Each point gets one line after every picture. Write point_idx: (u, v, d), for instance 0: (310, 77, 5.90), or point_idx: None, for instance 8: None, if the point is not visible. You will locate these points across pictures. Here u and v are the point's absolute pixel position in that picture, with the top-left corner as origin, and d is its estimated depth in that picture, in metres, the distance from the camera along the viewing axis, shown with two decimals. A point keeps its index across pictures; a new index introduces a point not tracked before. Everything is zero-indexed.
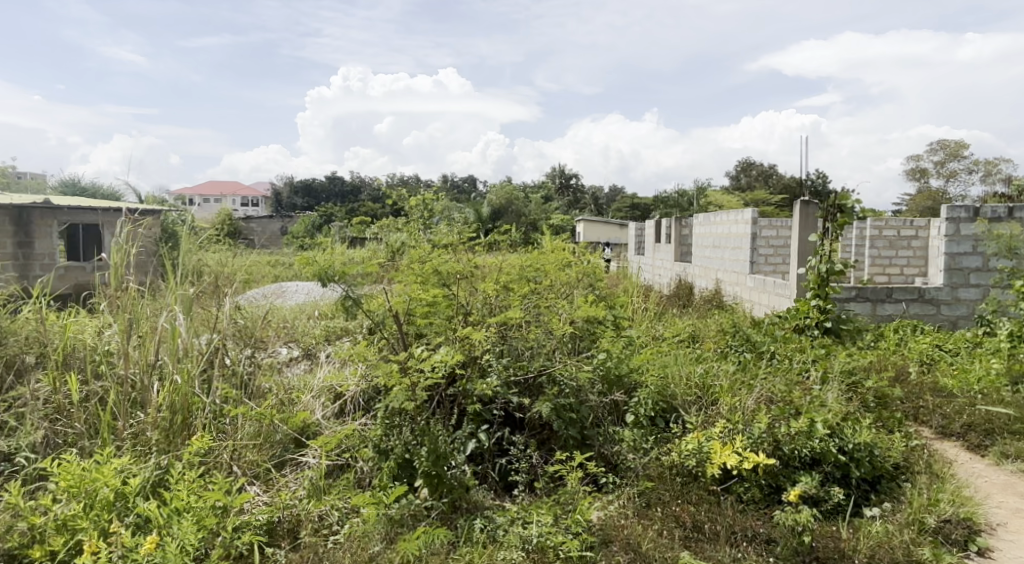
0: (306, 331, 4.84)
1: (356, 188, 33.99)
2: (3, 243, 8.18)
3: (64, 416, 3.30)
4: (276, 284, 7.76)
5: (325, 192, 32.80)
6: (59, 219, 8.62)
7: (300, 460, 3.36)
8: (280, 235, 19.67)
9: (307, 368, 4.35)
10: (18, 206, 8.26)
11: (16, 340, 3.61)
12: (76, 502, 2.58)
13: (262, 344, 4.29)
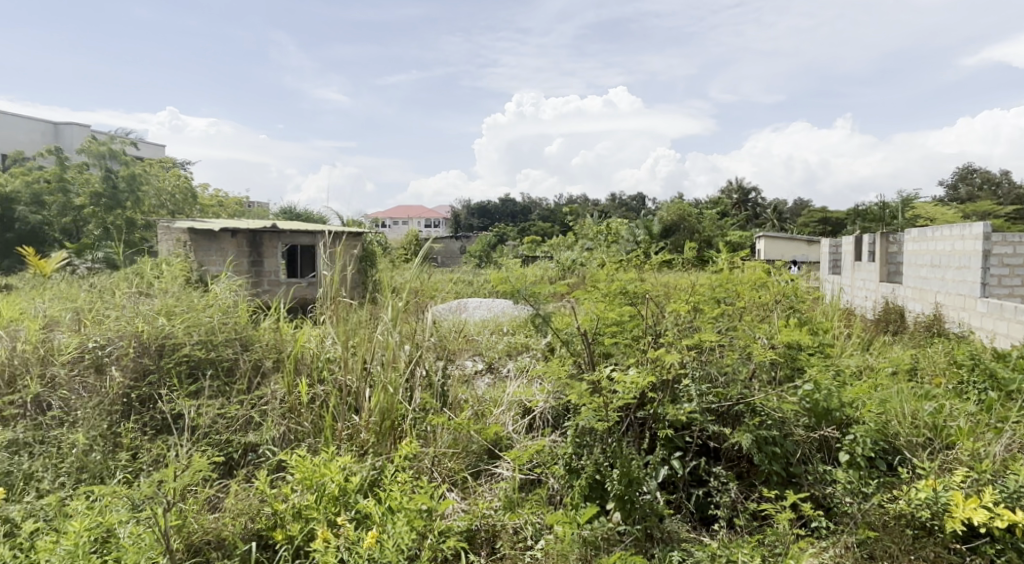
0: (490, 345, 5.05)
1: (526, 208, 35.07)
2: (242, 262, 9.52)
3: (296, 414, 3.74)
4: (460, 300, 8.19)
5: (499, 213, 34.31)
6: (282, 240, 9.93)
7: (494, 471, 3.50)
8: (458, 254, 20.71)
9: (493, 381, 4.54)
10: (252, 231, 9.54)
11: (261, 346, 4.17)
12: (309, 494, 2.90)
13: (453, 357, 4.53)
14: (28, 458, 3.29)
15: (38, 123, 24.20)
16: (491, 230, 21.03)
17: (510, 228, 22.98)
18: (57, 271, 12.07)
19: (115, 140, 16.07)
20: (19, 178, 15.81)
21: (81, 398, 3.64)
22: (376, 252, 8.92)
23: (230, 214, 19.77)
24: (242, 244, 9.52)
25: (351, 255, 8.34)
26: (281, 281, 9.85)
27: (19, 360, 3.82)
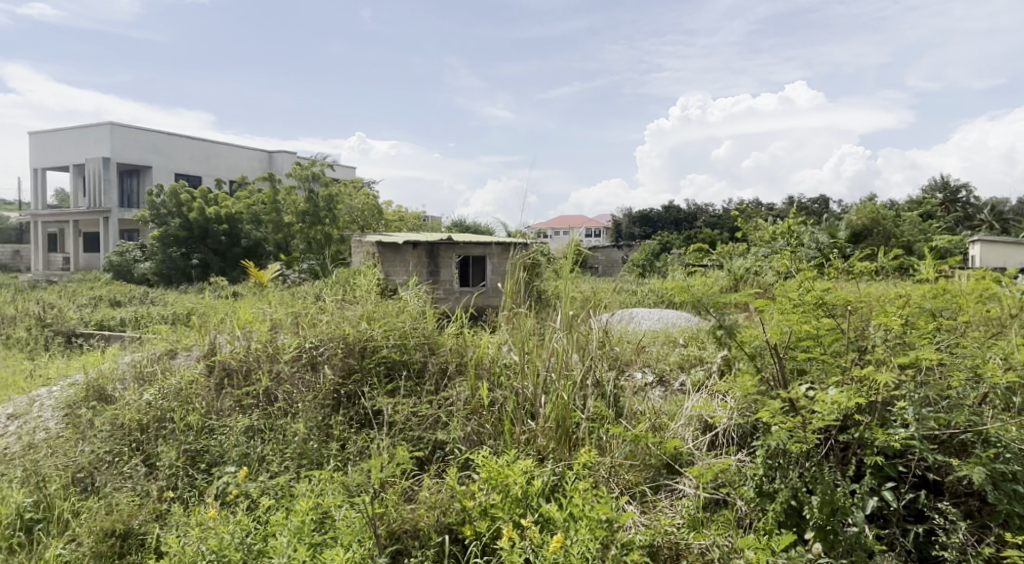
0: (661, 357, 4.92)
1: (694, 215, 33.76)
2: (422, 273, 10.13)
3: (478, 416, 3.90)
4: (627, 310, 8.06)
5: (660, 221, 33.24)
6: (456, 252, 10.41)
7: (675, 487, 3.37)
8: (621, 263, 20.36)
9: (665, 394, 4.42)
10: (431, 243, 10.12)
11: (446, 351, 4.41)
12: (495, 493, 3.01)
13: (623, 368, 4.47)
14: (260, 443, 3.76)
15: (255, 152, 27.64)
16: (655, 239, 20.49)
17: (676, 236, 22.24)
18: (272, 281, 13.71)
19: (316, 163, 17.85)
20: (241, 201, 18.25)
21: (300, 392, 4.10)
22: (543, 261, 9.05)
23: (411, 226, 21.19)
24: (422, 256, 10.16)
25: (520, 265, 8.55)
26: (455, 290, 10.27)
27: (253, 357, 4.39)
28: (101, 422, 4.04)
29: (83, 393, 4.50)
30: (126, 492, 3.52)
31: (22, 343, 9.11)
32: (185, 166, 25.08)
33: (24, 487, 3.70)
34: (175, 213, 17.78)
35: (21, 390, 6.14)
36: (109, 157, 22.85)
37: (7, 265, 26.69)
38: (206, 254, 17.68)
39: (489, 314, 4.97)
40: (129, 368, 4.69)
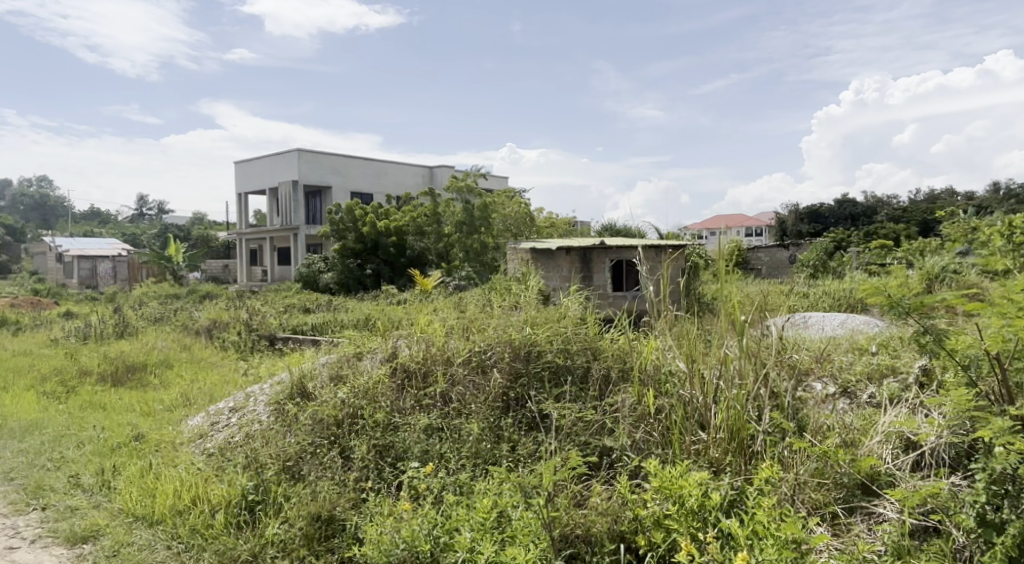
0: (844, 365, 4.50)
1: (874, 209, 30.72)
2: (575, 278, 10.22)
3: (646, 423, 3.80)
4: (800, 314, 7.44)
5: (834, 216, 30.61)
6: (610, 256, 10.31)
7: (873, 510, 3.07)
8: (788, 263, 18.94)
9: (851, 407, 4.04)
10: (584, 248, 10.14)
11: (609, 356, 4.36)
12: (670, 503, 2.91)
13: (802, 377, 4.15)
14: (438, 441, 3.97)
15: (418, 168, 29.18)
16: (826, 235, 18.85)
17: (852, 232, 20.28)
18: (435, 288, 14.44)
19: (471, 175, 18.57)
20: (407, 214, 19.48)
21: (472, 393, 4.26)
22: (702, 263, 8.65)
23: (565, 230, 21.27)
24: (574, 262, 10.29)
25: (676, 267, 8.25)
26: (609, 294, 10.08)
27: (429, 360, 4.64)
28: (304, 416, 4.48)
29: (287, 391, 5.02)
30: (327, 481, 3.88)
31: (235, 346, 10.38)
32: (359, 184, 27.23)
33: (245, 472, 4.21)
34: (351, 227, 19.38)
35: (237, 388, 7.00)
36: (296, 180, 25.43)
37: (219, 278, 30.63)
38: (378, 264, 19.06)
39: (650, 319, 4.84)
40: (324, 369, 5.16)
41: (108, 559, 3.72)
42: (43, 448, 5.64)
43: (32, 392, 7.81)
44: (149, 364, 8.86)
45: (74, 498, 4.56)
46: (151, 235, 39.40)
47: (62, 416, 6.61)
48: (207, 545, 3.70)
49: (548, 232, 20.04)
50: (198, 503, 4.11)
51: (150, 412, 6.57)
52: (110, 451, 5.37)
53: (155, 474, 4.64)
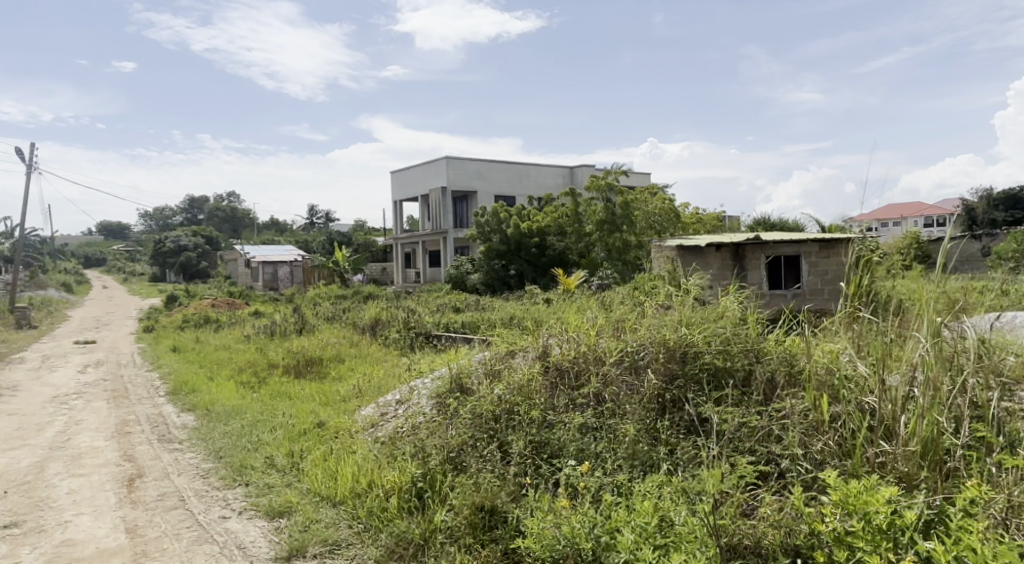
0: None
1: None
2: (728, 276, 9.79)
3: (819, 431, 3.55)
4: (998, 313, 6.58)
5: None
6: (766, 252, 9.73)
7: None
8: (982, 256, 16.83)
9: None
10: (738, 244, 9.68)
11: (773, 359, 4.11)
12: (854, 520, 2.66)
13: (1009, 386, 3.65)
14: (594, 440, 3.97)
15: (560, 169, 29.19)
16: None
17: None
18: (579, 288, 14.49)
19: (612, 174, 18.31)
20: (550, 214, 19.64)
21: (626, 394, 4.21)
22: (875, 258, 7.91)
23: (715, 225, 20.34)
24: (726, 258, 9.82)
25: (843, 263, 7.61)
26: (765, 292, 9.46)
27: (582, 359, 4.64)
28: (463, 411, 4.66)
29: (448, 386, 5.26)
30: (488, 473, 4.02)
31: (395, 343, 11.07)
32: (504, 187, 27.93)
33: (414, 460, 4.48)
34: (497, 230, 19.85)
35: (402, 381, 7.46)
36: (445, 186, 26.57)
37: (380, 280, 32.83)
38: (522, 265, 19.38)
39: (820, 318, 4.50)
40: (481, 365, 5.35)
41: (300, 533, 4.13)
42: (243, 431, 6.36)
43: (231, 381, 8.83)
44: (325, 358, 9.68)
45: (270, 476, 5.10)
46: (322, 241, 43.02)
47: (257, 403, 7.41)
48: (383, 527, 4.00)
49: (697, 227, 19.31)
50: (373, 487, 4.43)
51: (327, 402, 7.17)
52: (298, 436, 5.94)
53: (336, 458, 5.06)
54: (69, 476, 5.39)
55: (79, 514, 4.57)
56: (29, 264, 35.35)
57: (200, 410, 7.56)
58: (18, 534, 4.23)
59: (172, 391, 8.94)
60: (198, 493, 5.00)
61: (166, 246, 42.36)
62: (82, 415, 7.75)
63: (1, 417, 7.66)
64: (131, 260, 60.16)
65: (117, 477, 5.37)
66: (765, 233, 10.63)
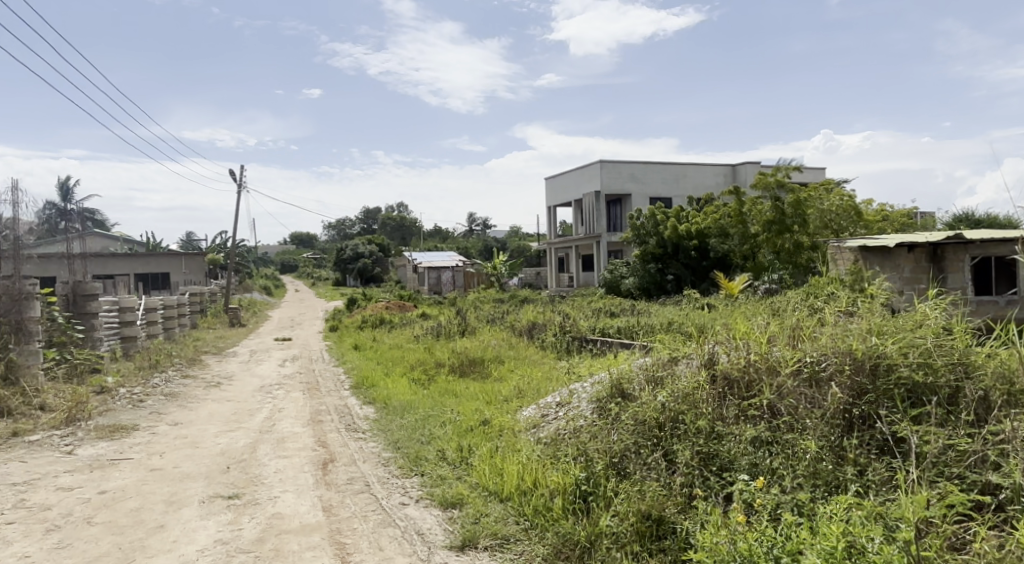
0: None
1: None
2: (922, 279, 8.89)
3: None
4: None
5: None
6: (970, 252, 8.65)
7: None
8: None
9: None
10: (934, 244, 8.74)
11: (985, 376, 3.67)
12: None
13: None
14: (768, 455, 3.77)
15: (721, 168, 27.84)
16: None
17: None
18: (743, 293, 13.84)
19: (780, 169, 17.20)
20: (710, 216, 18.70)
21: (806, 407, 3.93)
22: None
23: (904, 224, 18.38)
24: (920, 260, 8.90)
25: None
26: (970, 297, 8.44)
27: (754, 368, 4.40)
28: (626, 416, 4.62)
29: (608, 390, 5.24)
30: (654, 482, 3.97)
31: (552, 346, 11.27)
32: (661, 189, 27.27)
33: (577, 463, 4.53)
34: (653, 232, 19.43)
35: (561, 384, 7.56)
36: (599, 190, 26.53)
37: (536, 284, 33.53)
38: (679, 269, 18.85)
39: None
40: (642, 371, 5.28)
41: (472, 524, 4.33)
42: (417, 425, 6.80)
43: (404, 378, 9.49)
44: (486, 359, 10.07)
45: (442, 469, 5.41)
46: (480, 248, 44.78)
47: (427, 399, 7.89)
48: (550, 526, 4.09)
49: (881, 226, 17.57)
50: (537, 485, 4.55)
51: (492, 401, 7.46)
52: (466, 432, 6.24)
53: (502, 455, 5.24)
54: (276, 456, 6.10)
55: (284, 491, 5.15)
56: (238, 270, 40.29)
57: (378, 403, 8.19)
58: (239, 504, 4.86)
59: (355, 384, 9.80)
60: (381, 480, 5.42)
61: (346, 253, 46.32)
62: (283, 403, 8.73)
63: (222, 402, 8.84)
64: (317, 266, 66.47)
65: (314, 460, 5.98)
66: (964, 231, 9.46)
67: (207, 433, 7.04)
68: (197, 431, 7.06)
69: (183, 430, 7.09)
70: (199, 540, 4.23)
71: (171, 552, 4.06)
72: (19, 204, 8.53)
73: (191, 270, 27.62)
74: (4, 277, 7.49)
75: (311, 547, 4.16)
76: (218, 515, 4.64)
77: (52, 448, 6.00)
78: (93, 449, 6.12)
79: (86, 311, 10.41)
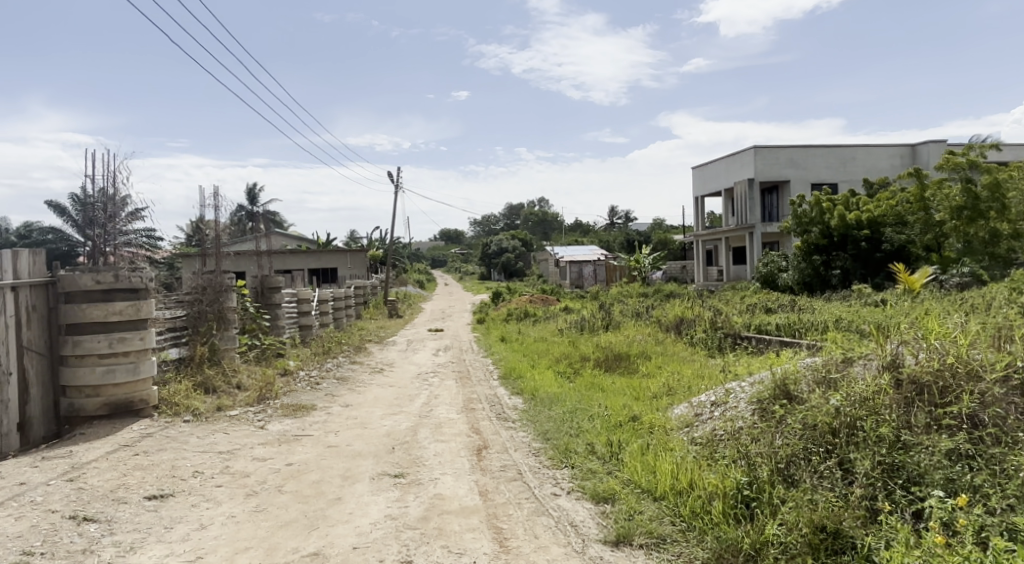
0: None
1: None
2: None
3: None
4: None
5: None
6: None
7: None
8: None
9: None
10: None
11: None
12: None
13: None
14: (968, 471, 3.45)
15: (898, 148, 25.26)
16: None
17: None
18: (925, 287, 12.47)
19: (973, 148, 15.40)
20: (884, 203, 17.31)
21: (1016, 420, 3.65)
22: None
23: None
24: None
25: None
26: None
27: (950, 373, 3.98)
28: (793, 419, 4.32)
29: (771, 391, 4.92)
30: (827, 492, 3.69)
31: (703, 343, 10.88)
32: (825, 174, 25.24)
33: (738, 467, 4.32)
34: (817, 221, 18.01)
35: (714, 383, 7.23)
36: (754, 177, 25.16)
37: (681, 278, 32.47)
38: (846, 260, 17.25)
39: None
40: (811, 372, 4.93)
41: (625, 521, 4.28)
42: (565, 417, 6.83)
43: (550, 370, 9.60)
44: (633, 354, 9.90)
45: (592, 462, 5.40)
46: (622, 242, 44.17)
47: (574, 392, 7.89)
48: (709, 530, 3.94)
49: None
50: (694, 486, 4.41)
51: (641, 397, 7.33)
52: (616, 427, 6.19)
53: (655, 453, 5.14)
54: (434, 440, 6.41)
55: (444, 473, 5.41)
56: (393, 265, 42.72)
57: (526, 395, 8.33)
58: (405, 483, 5.17)
59: (503, 374, 10.07)
60: (533, 469, 5.52)
61: (491, 248, 47.65)
62: (438, 390, 9.15)
63: (384, 387, 9.45)
64: (465, 260, 68.99)
65: (469, 446, 6.22)
66: None
67: (373, 415, 7.57)
68: (364, 413, 7.61)
69: (353, 412, 7.67)
70: (371, 514, 4.56)
71: (349, 523, 4.40)
72: (220, 207, 9.67)
73: (355, 266, 29.42)
74: (208, 271, 8.54)
75: (471, 529, 4.33)
76: (387, 492, 4.97)
77: (248, 422, 6.74)
78: (280, 425, 6.79)
79: (271, 302, 11.57)
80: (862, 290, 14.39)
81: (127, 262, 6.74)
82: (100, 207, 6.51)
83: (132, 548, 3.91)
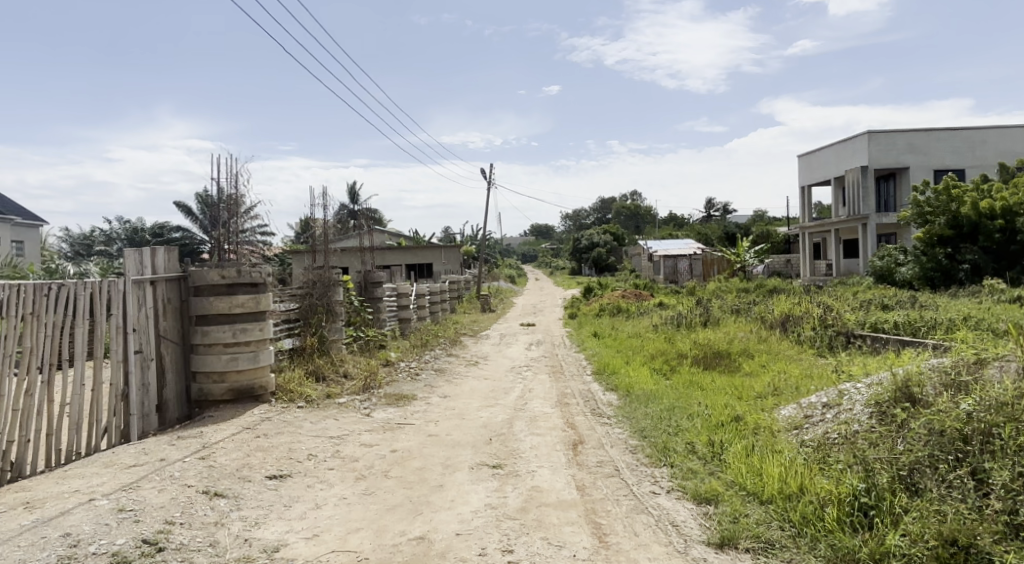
0: None
1: None
2: None
3: None
4: None
5: None
6: None
7: None
8: None
9: None
10: None
11: None
12: None
13: None
14: None
15: None
16: None
17: None
18: None
19: None
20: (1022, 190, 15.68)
21: None
22: None
23: None
24: None
25: None
26: None
27: None
28: (916, 423, 4.04)
29: (892, 394, 4.60)
30: (958, 503, 3.43)
31: (811, 341, 10.33)
32: (950, 159, 23.28)
33: (854, 472, 4.08)
34: (944, 210, 16.68)
35: (825, 384, 6.85)
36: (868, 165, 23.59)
37: (785, 274, 30.93)
38: (976, 253, 15.91)
39: None
40: (938, 374, 4.59)
41: (729, 523, 4.14)
42: (662, 415, 6.69)
43: (646, 367, 9.43)
44: (733, 352, 9.54)
45: (693, 462, 5.25)
46: (720, 236, 42.67)
47: (672, 390, 7.71)
48: (822, 537, 3.74)
49: None
50: (806, 491, 4.21)
51: (745, 396, 7.05)
52: (717, 427, 5.99)
53: (760, 455, 4.94)
54: (531, 433, 6.46)
55: (541, 466, 5.44)
56: (488, 260, 43.28)
57: (621, 391, 8.23)
58: (503, 474, 5.24)
59: (597, 370, 10.00)
60: (630, 466, 5.45)
61: (583, 243, 47.33)
62: (533, 384, 9.20)
63: (480, 380, 9.61)
64: (557, 255, 68.92)
65: (565, 440, 6.22)
66: None
67: (470, 406, 7.72)
68: (462, 405, 7.77)
69: (452, 403, 7.85)
70: (472, 502, 4.65)
71: (451, 509, 4.51)
72: (328, 206, 10.16)
73: (450, 261, 30.12)
74: (318, 267, 9.02)
75: (570, 522, 4.33)
76: (486, 482, 5.06)
77: (355, 410, 7.06)
78: (384, 413, 7.06)
79: (374, 296, 12.05)
80: (994, 286, 13.19)
81: (246, 259, 7.23)
82: (223, 209, 6.95)
83: (257, 523, 4.19)
